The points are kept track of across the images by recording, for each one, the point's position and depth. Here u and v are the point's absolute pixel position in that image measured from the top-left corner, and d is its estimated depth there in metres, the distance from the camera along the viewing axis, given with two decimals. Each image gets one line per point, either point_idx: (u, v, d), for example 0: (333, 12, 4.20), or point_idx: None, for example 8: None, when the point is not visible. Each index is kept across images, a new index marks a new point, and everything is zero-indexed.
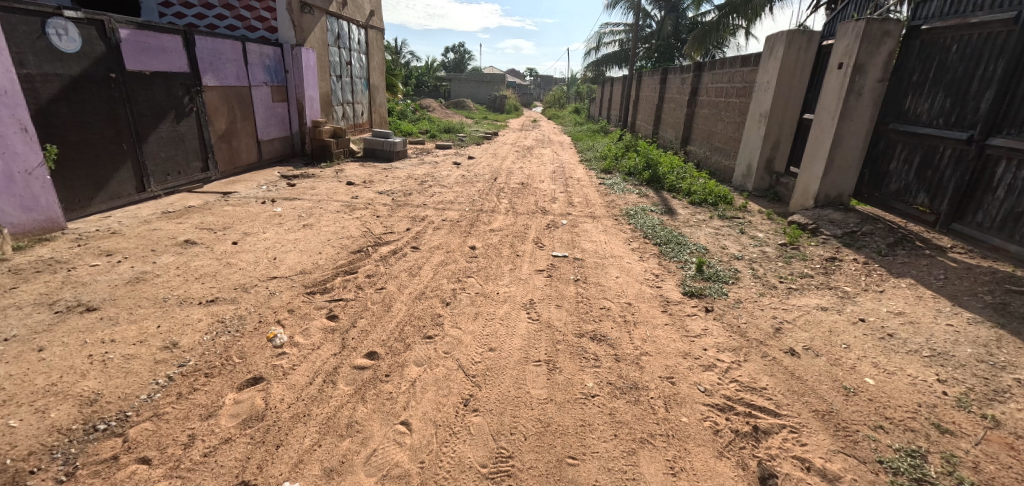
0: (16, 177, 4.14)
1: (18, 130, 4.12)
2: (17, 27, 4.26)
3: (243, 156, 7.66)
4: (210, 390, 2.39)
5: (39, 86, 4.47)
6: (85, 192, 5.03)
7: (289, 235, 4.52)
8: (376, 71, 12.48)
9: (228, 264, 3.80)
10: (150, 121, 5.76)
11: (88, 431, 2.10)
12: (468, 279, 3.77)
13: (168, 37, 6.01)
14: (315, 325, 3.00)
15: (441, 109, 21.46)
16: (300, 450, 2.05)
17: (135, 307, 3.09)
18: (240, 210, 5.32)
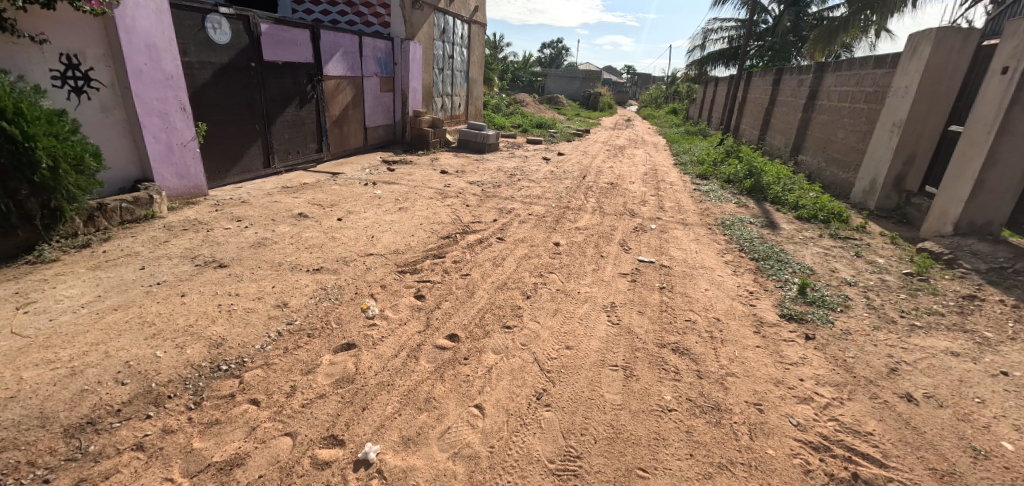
0: (174, 148, 4.89)
1: (178, 108, 4.86)
2: (184, 22, 5.02)
3: (352, 140, 8.36)
4: (311, 349, 2.65)
5: (196, 72, 5.24)
6: (224, 164, 5.80)
7: (386, 216, 4.85)
8: (476, 65, 12.92)
9: (333, 237, 4.17)
10: (278, 106, 6.49)
11: (213, 369, 2.44)
12: (550, 275, 3.78)
13: (298, 31, 6.71)
14: (403, 302, 3.20)
15: (534, 104, 21.61)
16: (382, 416, 2.21)
17: (256, 268, 3.51)
18: (346, 190, 5.82)
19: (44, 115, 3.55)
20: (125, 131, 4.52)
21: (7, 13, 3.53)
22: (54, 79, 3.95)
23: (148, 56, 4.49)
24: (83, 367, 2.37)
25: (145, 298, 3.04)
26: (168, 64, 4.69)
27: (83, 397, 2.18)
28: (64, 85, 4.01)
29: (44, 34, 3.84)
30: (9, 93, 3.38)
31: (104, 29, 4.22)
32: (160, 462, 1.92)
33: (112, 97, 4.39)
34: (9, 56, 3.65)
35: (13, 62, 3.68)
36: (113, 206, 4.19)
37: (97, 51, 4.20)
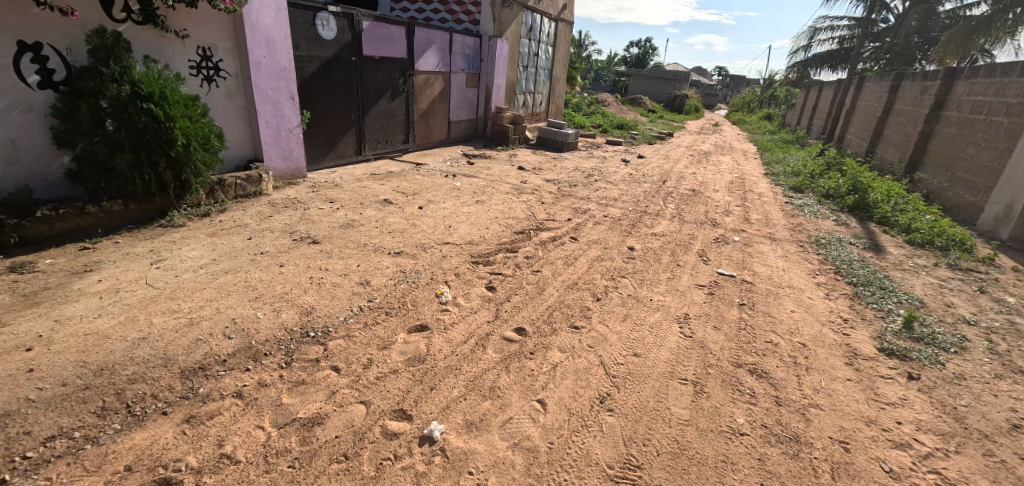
0: (282, 133, 5.41)
1: (288, 97, 5.37)
2: (298, 19, 5.54)
3: (436, 133, 8.72)
4: (388, 326, 2.83)
5: (306, 65, 5.76)
6: (322, 150, 6.33)
7: (464, 208, 5.03)
8: (560, 64, 12.92)
9: (414, 224, 4.40)
10: (372, 98, 6.94)
11: (303, 334, 2.69)
12: (622, 279, 3.71)
13: (396, 28, 7.11)
14: (475, 291, 3.31)
15: (616, 105, 21.14)
16: (449, 398, 2.31)
17: (345, 247, 3.81)
18: (428, 180, 6.10)
19: (182, 100, 4.10)
20: (243, 116, 5.08)
21: (160, 11, 4.17)
22: (192, 68, 4.53)
23: (267, 49, 5.01)
24: (199, 319, 2.72)
25: (251, 265, 3.42)
26: (282, 57, 5.19)
27: (198, 345, 2.51)
28: (198, 73, 4.59)
29: (186, 29, 4.42)
30: (158, 80, 3.95)
31: (233, 25, 4.77)
32: (255, 411, 2.16)
33: (236, 85, 4.94)
34: (159, 48, 4.28)
35: (162, 53, 4.31)
36: (230, 182, 4.74)
37: (226, 44, 4.76)
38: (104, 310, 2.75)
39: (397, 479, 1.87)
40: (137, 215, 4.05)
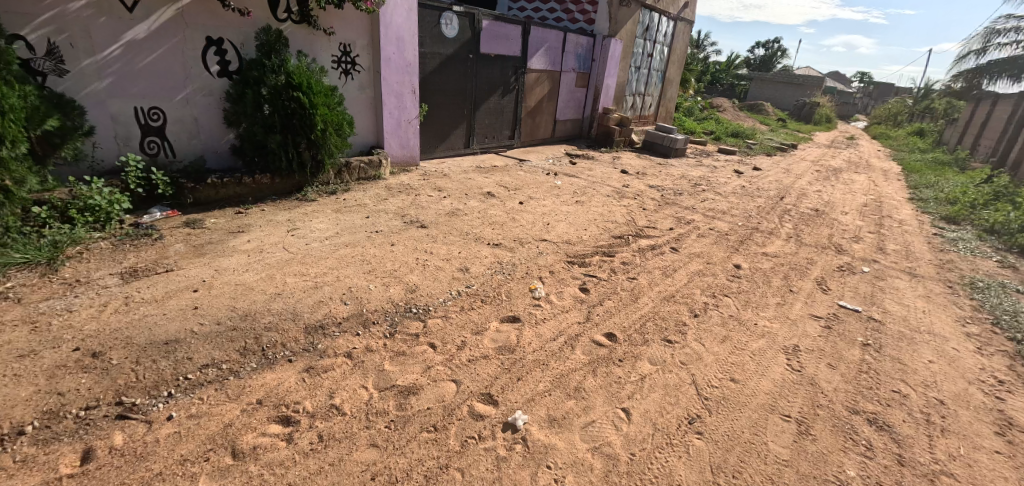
0: (401, 124, 5.87)
1: (409, 91, 5.81)
2: (426, 18, 5.97)
3: (541, 130, 8.85)
4: (483, 313, 2.98)
5: (428, 61, 6.18)
6: (434, 141, 6.76)
7: (563, 207, 5.07)
8: (674, 65, 12.35)
9: (514, 218, 4.55)
10: (484, 94, 7.24)
11: (407, 309, 2.94)
12: (725, 298, 3.50)
13: (512, 27, 7.33)
14: (568, 291, 3.34)
15: (733, 110, 19.66)
16: (534, 391, 2.37)
17: (449, 233, 4.06)
18: (529, 177, 6.24)
19: (324, 90, 4.64)
20: (371, 106, 5.61)
21: (313, 12, 4.77)
22: (334, 62, 5.11)
23: (396, 46, 5.47)
24: (323, 283, 3.10)
25: (368, 241, 3.80)
26: (409, 53, 5.63)
27: (320, 306, 2.86)
28: (338, 67, 5.16)
29: (332, 28, 4.99)
30: (306, 72, 4.51)
31: (370, 24, 5.27)
32: (362, 371, 2.42)
33: (367, 78, 5.47)
34: (310, 44, 4.89)
35: (312, 48, 4.92)
36: (355, 165, 5.28)
37: (363, 41, 5.28)
38: (251, 266, 3.25)
39: (479, 458, 1.98)
40: (280, 189, 4.70)
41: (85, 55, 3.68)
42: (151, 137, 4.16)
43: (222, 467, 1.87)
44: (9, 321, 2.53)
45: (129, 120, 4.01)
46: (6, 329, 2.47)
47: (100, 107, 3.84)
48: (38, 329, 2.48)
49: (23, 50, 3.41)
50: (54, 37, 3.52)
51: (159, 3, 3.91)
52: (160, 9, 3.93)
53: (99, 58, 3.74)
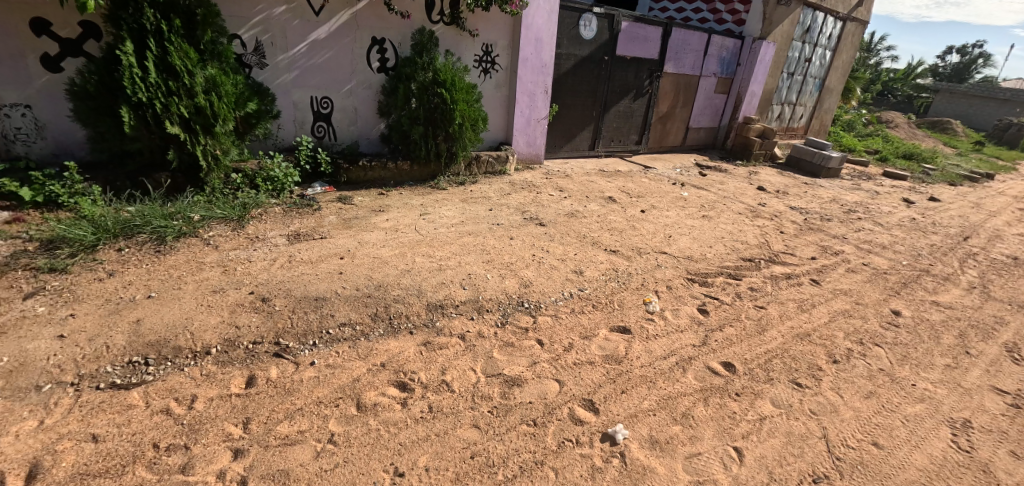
0: (530, 122, 6.02)
1: (542, 91, 5.92)
2: (565, 19, 6.04)
3: (671, 138, 8.42)
4: (593, 319, 2.95)
5: (563, 62, 6.25)
6: (560, 141, 6.83)
7: (687, 220, 4.78)
8: (837, 72, 10.83)
9: (633, 226, 4.41)
10: (615, 97, 7.12)
11: (519, 303, 3.03)
12: (876, 347, 3.00)
13: (653, 28, 7.07)
14: (685, 310, 3.15)
15: (909, 128, 16.61)
16: (638, 407, 2.29)
17: (566, 234, 4.09)
18: (653, 185, 5.99)
19: (464, 87, 4.95)
20: (504, 104, 5.85)
21: (463, 14, 5.12)
22: (475, 62, 5.43)
23: (535, 47, 5.60)
24: (445, 267, 3.33)
25: (489, 232, 3.99)
26: (546, 54, 5.73)
27: (442, 287, 3.08)
28: (479, 66, 5.48)
29: (478, 29, 5.31)
30: (451, 69, 4.85)
31: (513, 25, 5.48)
32: (472, 354, 2.56)
33: (504, 77, 5.71)
34: (457, 44, 5.27)
35: (458, 48, 5.28)
36: (483, 159, 5.56)
37: (504, 42, 5.53)
38: (387, 242, 3.63)
39: (574, 463, 1.97)
40: (417, 175, 5.15)
41: (281, 51, 4.42)
42: (320, 123, 4.85)
43: (348, 415, 2.14)
44: (210, 263, 3.17)
45: (306, 107, 4.72)
46: (207, 269, 3.10)
47: (287, 95, 4.59)
48: (228, 272, 3.07)
49: (240, 47, 4.23)
50: (261, 37, 4.29)
51: (339, 8, 4.53)
52: (340, 12, 4.55)
53: (291, 54, 4.47)
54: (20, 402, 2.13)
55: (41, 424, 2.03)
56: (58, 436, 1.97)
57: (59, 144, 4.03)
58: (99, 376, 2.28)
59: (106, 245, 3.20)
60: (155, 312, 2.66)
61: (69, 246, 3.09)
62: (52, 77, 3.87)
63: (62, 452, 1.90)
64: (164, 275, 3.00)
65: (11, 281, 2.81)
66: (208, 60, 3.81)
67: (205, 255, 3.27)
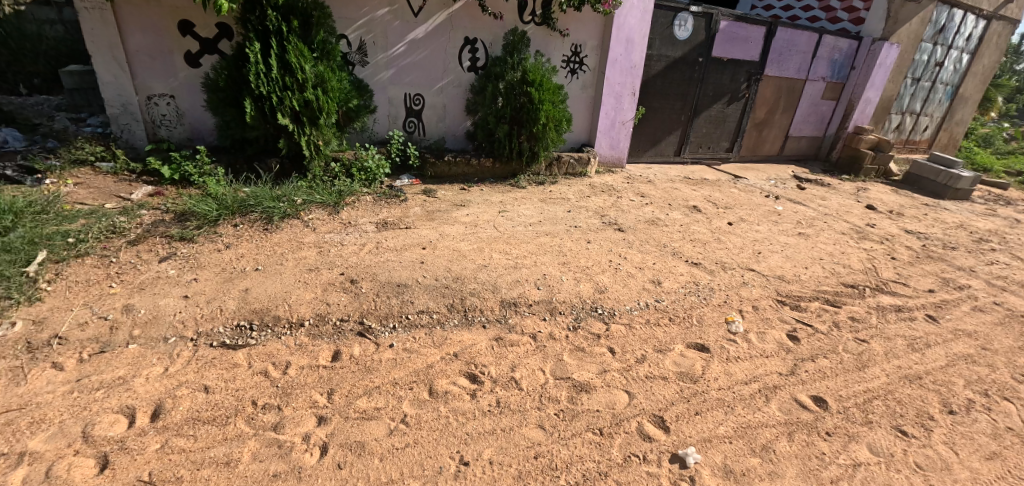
0: (615, 125, 5.89)
1: (630, 93, 5.75)
2: (659, 19, 5.82)
3: (766, 146, 7.82)
4: (670, 333, 2.82)
5: (653, 63, 6.04)
6: (645, 145, 6.62)
7: (780, 236, 4.41)
8: (976, 78, 9.40)
9: (719, 239, 4.16)
10: (708, 101, 6.75)
11: (593, 308, 2.98)
12: (1009, 401, 2.56)
13: (755, 28, 6.59)
14: (772, 334, 2.91)
15: None
16: (712, 432, 2.15)
17: (645, 242, 3.95)
18: (743, 196, 5.60)
19: (551, 87, 4.93)
20: (589, 105, 5.78)
21: (554, 14, 5.12)
22: (563, 62, 5.42)
23: (625, 48, 5.45)
24: (521, 265, 3.36)
25: (566, 233, 3.97)
26: (636, 55, 5.55)
27: (517, 284, 3.11)
28: (567, 66, 5.46)
29: (568, 29, 5.28)
30: (539, 70, 4.86)
31: (604, 25, 5.38)
32: (542, 354, 2.57)
33: (591, 78, 5.63)
34: (546, 44, 5.28)
35: (547, 48, 5.30)
36: (564, 160, 5.53)
37: (594, 42, 5.45)
38: (466, 237, 3.74)
39: (639, 479, 1.90)
40: (498, 172, 5.25)
41: (381, 50, 4.72)
42: (412, 119, 5.12)
43: (420, 399, 2.23)
44: (308, 243, 3.46)
45: (400, 103, 5.00)
46: (305, 248, 3.40)
47: (384, 92, 4.89)
48: (323, 253, 3.34)
49: (346, 46, 4.59)
50: (365, 37, 4.61)
51: (437, 9, 4.73)
52: (437, 13, 4.75)
53: (390, 53, 4.75)
54: (152, 350, 2.48)
55: (166, 370, 2.35)
56: (178, 383, 2.28)
57: (193, 129, 4.63)
58: (213, 335, 2.59)
59: (225, 221, 3.63)
60: (260, 283, 2.96)
61: (196, 219, 3.54)
62: (192, 71, 4.44)
63: (180, 398, 2.19)
64: (270, 251, 3.34)
65: (150, 245, 3.28)
66: (319, 58, 4.15)
67: (304, 235, 3.58)
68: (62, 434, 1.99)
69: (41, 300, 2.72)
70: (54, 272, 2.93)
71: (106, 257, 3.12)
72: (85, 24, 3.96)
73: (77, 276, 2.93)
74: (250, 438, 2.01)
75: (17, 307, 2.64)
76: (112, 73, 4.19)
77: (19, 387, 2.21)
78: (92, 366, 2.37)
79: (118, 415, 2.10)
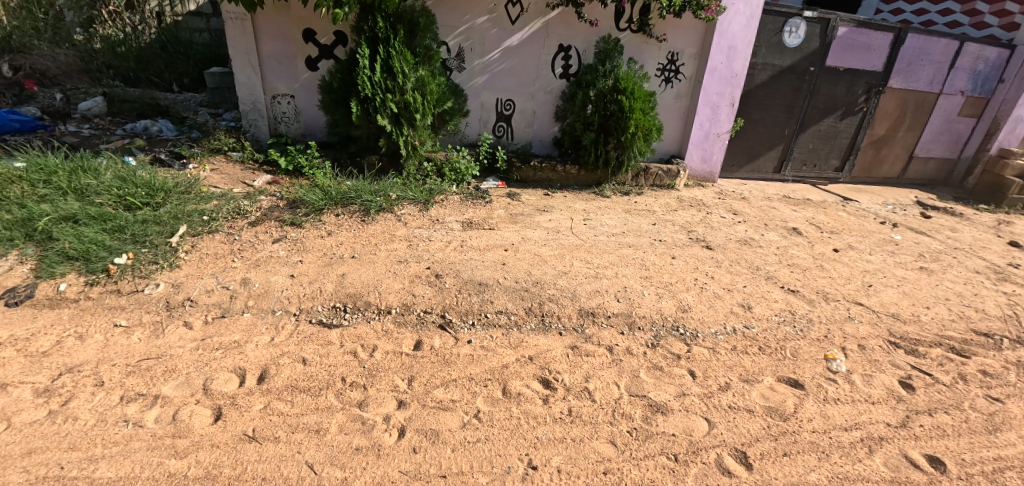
0: (709, 137, 5.59)
1: (728, 104, 5.42)
2: (767, 25, 5.45)
3: (885, 167, 6.99)
4: (759, 362, 2.63)
5: (756, 73, 5.67)
6: (740, 159, 6.23)
7: (896, 269, 3.93)
8: None
9: (822, 267, 3.79)
10: (818, 114, 6.19)
11: (674, 327, 2.86)
12: None
13: (879, 35, 5.93)
14: (882, 378, 2.60)
15: None
16: (802, 477, 1.96)
17: (736, 262, 3.71)
18: (854, 221, 5.05)
19: (643, 96, 4.80)
20: (682, 115, 5.56)
21: (652, 20, 4.99)
22: (658, 70, 5.28)
23: (726, 56, 5.16)
24: (602, 275, 3.32)
25: (650, 247, 3.85)
26: (738, 63, 5.22)
27: (596, 294, 3.08)
28: (661, 74, 5.30)
29: (666, 36, 5.11)
30: (632, 77, 4.75)
31: (705, 32, 5.14)
32: (617, 368, 2.51)
33: (686, 87, 5.41)
34: (641, 52, 5.17)
35: (641, 56, 5.18)
36: (652, 171, 5.36)
37: (692, 50, 5.23)
38: (548, 242, 3.77)
39: None
40: (582, 180, 5.22)
41: (478, 57, 4.92)
42: (501, 123, 5.27)
43: (494, 397, 2.29)
44: (399, 237, 3.70)
45: (491, 108, 5.18)
46: (396, 241, 3.63)
47: (477, 97, 5.10)
48: (412, 247, 3.54)
49: (446, 52, 4.85)
50: (463, 44, 4.84)
51: (533, 17, 4.82)
52: (533, 21, 4.84)
53: (485, 59, 4.94)
54: (262, 320, 2.80)
55: (272, 340, 2.64)
56: (282, 352, 2.54)
57: (307, 126, 5.13)
58: (313, 313, 2.85)
59: (329, 210, 3.98)
60: (355, 269, 3.22)
61: (305, 206, 3.92)
62: (310, 74, 4.92)
63: (283, 366, 2.44)
64: (365, 241, 3.61)
65: (266, 227, 3.69)
66: (421, 63, 4.41)
67: (395, 229, 3.83)
68: (188, 384, 2.31)
69: (179, 267, 3.18)
70: (191, 244, 3.40)
71: (230, 235, 3.56)
72: (230, 32, 4.58)
73: (207, 249, 3.38)
74: (338, 411, 2.19)
75: (161, 271, 3.11)
76: (247, 75, 4.79)
77: (159, 340, 2.61)
78: (214, 328, 2.72)
79: (231, 374, 2.39)
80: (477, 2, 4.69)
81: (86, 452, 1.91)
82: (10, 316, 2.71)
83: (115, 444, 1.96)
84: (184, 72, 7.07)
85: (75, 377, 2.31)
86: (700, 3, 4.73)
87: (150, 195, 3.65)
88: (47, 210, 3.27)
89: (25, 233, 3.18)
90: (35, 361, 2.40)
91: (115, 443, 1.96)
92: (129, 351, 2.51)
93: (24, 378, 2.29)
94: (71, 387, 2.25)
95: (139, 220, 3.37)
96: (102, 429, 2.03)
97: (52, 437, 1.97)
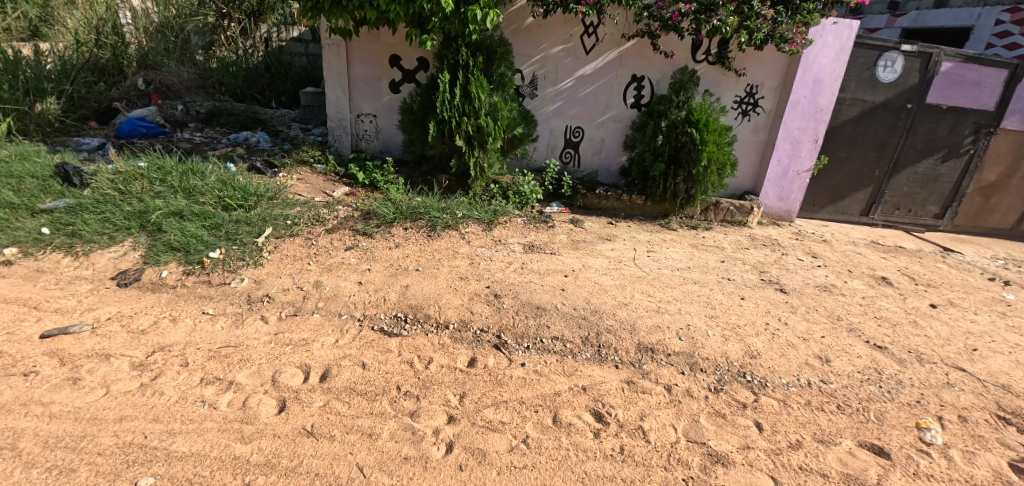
0: (788, 174, 5.28)
1: (811, 140, 5.11)
2: (858, 59, 5.13)
3: (996, 217, 6.24)
4: (835, 422, 2.41)
5: (844, 109, 5.33)
6: (823, 199, 5.82)
7: (1008, 333, 3.46)
8: None
9: (916, 323, 3.42)
10: (915, 154, 5.68)
11: (741, 373, 2.69)
12: None
13: (991, 71, 5.39)
14: (986, 457, 2.27)
15: None
16: None
17: (813, 310, 3.44)
18: (956, 276, 4.53)
19: (718, 129, 4.64)
20: (759, 150, 5.33)
21: (731, 53, 4.86)
22: (735, 103, 5.12)
23: (811, 90, 4.90)
24: (664, 310, 3.20)
25: (717, 284, 3.68)
26: (825, 98, 4.93)
27: (657, 330, 2.97)
28: (738, 107, 5.14)
29: (745, 69, 4.96)
30: (707, 109, 4.63)
31: (788, 66, 4.93)
32: (676, 410, 2.39)
33: (765, 121, 5.19)
34: (717, 83, 5.05)
35: (718, 88, 5.06)
36: (723, 206, 5.14)
37: (773, 83, 5.03)
38: (610, 271, 3.71)
39: None
40: (648, 211, 5.11)
41: (550, 84, 5.05)
42: (568, 149, 5.33)
43: (545, 424, 2.26)
44: (462, 254, 3.81)
45: (560, 134, 5.26)
46: (458, 258, 3.75)
47: (547, 123, 5.22)
48: (473, 265, 3.63)
49: (520, 79, 5.03)
50: (538, 72, 4.99)
51: (608, 47, 4.88)
52: (607, 51, 4.90)
53: (558, 88, 5.06)
54: (329, 321, 2.97)
55: (337, 341, 2.79)
56: (344, 354, 2.68)
57: (385, 144, 5.46)
58: (375, 320, 2.99)
59: (398, 223, 4.18)
60: (418, 282, 3.34)
61: (378, 218, 4.15)
62: (392, 96, 5.25)
63: (344, 368, 2.56)
64: (430, 255, 3.76)
65: (340, 235, 3.94)
66: (495, 89, 4.57)
67: (459, 246, 3.95)
68: (259, 374, 2.49)
69: (262, 264, 3.47)
70: (274, 245, 3.69)
71: (308, 239, 3.83)
72: (326, 56, 5.06)
73: (287, 251, 3.66)
74: (391, 418, 2.25)
75: (246, 267, 3.41)
76: (336, 95, 5.23)
77: (238, 330, 2.84)
78: (287, 325, 2.92)
79: (297, 370, 2.54)
80: (553, 32, 4.84)
81: (166, 425, 2.10)
82: (119, 295, 3.09)
83: (192, 421, 2.14)
84: (283, 90, 7.83)
85: (166, 356, 2.56)
86: (784, 36, 4.54)
87: (244, 197, 4.01)
88: (160, 205, 3.72)
89: (140, 224, 3.64)
90: (135, 337, 2.70)
91: (192, 421, 2.14)
92: (212, 338, 2.75)
93: (125, 351, 2.58)
94: (161, 364, 2.50)
95: (233, 220, 3.73)
96: (182, 406, 2.23)
97: (140, 407, 2.20)
